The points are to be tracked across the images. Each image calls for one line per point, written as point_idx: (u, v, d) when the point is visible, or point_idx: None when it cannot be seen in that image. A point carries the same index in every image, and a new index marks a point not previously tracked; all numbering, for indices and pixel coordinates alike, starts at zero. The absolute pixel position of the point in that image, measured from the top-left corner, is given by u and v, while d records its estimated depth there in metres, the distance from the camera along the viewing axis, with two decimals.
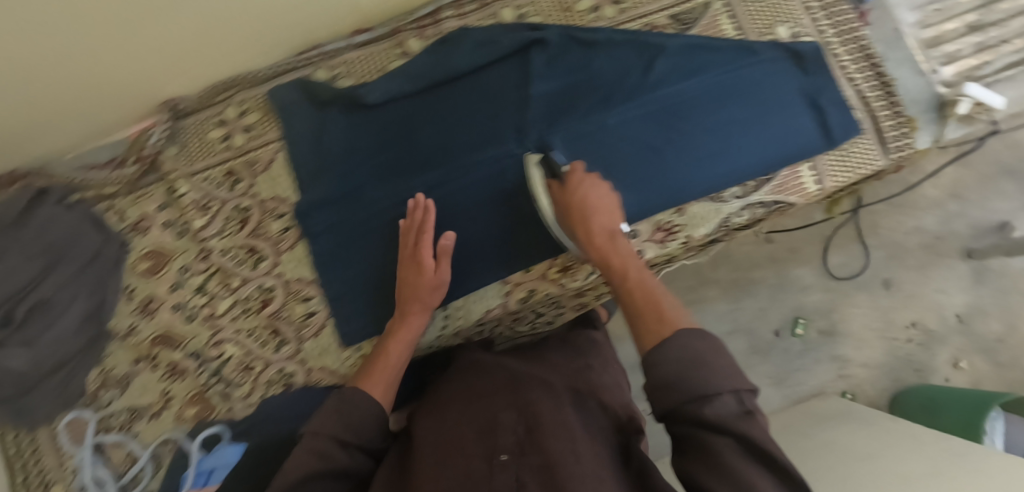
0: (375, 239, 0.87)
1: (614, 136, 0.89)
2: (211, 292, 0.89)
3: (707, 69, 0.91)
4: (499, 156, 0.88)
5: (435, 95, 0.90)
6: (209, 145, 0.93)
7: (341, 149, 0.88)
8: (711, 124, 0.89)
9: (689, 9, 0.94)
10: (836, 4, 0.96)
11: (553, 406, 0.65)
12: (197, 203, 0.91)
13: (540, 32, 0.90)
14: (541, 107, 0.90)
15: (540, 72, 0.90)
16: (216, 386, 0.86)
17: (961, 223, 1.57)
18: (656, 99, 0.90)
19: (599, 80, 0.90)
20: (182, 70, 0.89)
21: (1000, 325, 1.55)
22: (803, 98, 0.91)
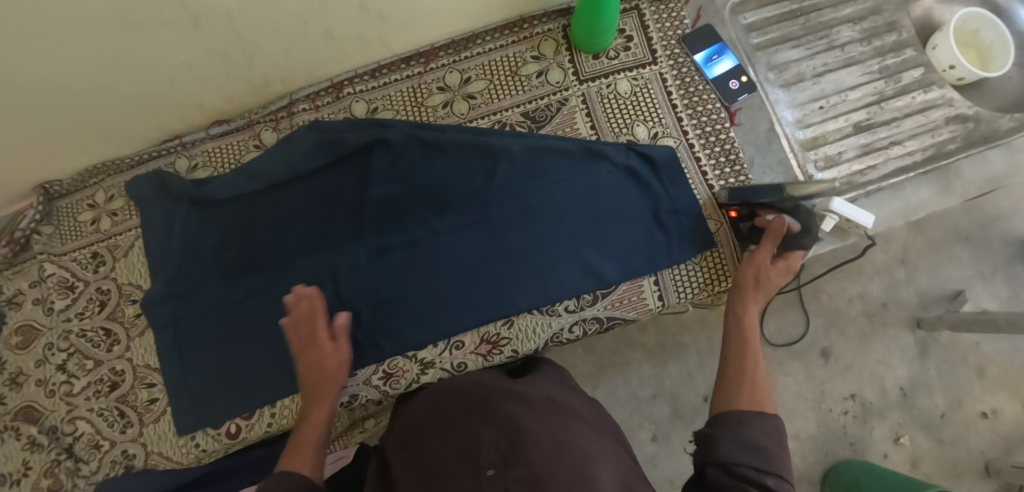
0: (214, 334, 0.90)
1: (448, 243, 0.88)
2: (70, 371, 0.94)
3: (550, 176, 0.88)
4: (333, 260, 0.89)
5: (280, 192, 0.91)
6: (78, 227, 0.98)
7: (183, 246, 0.92)
8: (550, 235, 0.87)
9: (543, 106, 0.92)
10: (703, 102, 0.91)
11: (535, 419, 0.63)
12: (61, 282, 0.97)
13: (383, 131, 0.88)
14: (377, 210, 0.89)
15: (380, 175, 0.89)
16: (65, 462, 0.92)
17: (909, 290, 1.39)
18: (496, 206, 0.88)
19: (439, 185, 0.89)
20: (52, 160, 0.95)
21: (952, 403, 1.34)
22: (652, 207, 0.87)
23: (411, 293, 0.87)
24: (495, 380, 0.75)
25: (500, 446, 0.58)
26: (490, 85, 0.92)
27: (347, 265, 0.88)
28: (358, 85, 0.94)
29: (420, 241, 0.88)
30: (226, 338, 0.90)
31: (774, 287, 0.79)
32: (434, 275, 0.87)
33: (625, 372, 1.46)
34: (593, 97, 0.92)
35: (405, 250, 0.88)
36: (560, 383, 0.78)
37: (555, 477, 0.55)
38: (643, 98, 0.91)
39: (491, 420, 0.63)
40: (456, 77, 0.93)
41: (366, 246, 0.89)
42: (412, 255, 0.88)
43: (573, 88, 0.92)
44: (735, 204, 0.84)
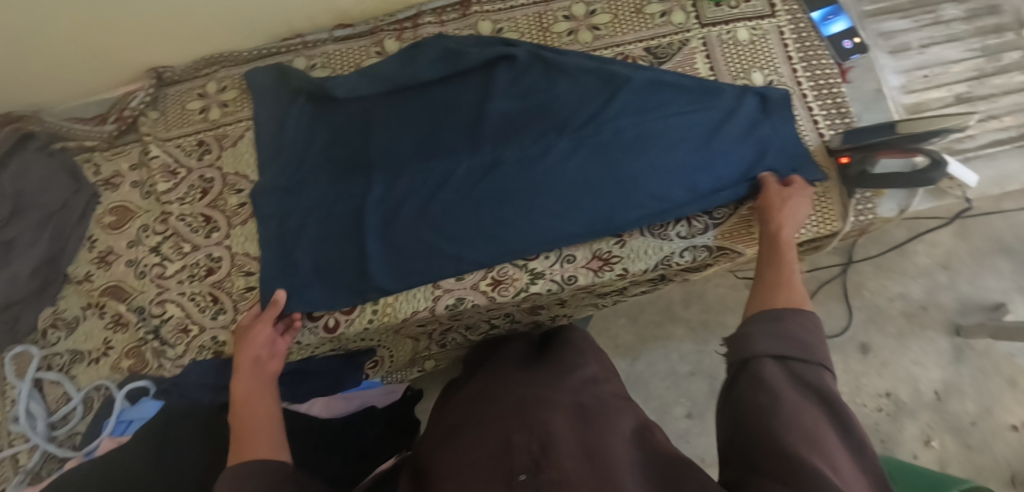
0: (315, 230, 0.88)
1: (563, 162, 0.85)
2: (164, 254, 0.93)
3: (668, 108, 0.86)
4: (442, 169, 0.87)
5: (396, 98, 0.90)
6: (186, 115, 0.98)
7: (297, 141, 0.92)
8: (666, 166, 0.84)
9: (665, 44, 0.95)
10: (818, 57, 0.94)
11: (572, 427, 0.59)
12: (165, 167, 0.95)
13: (509, 48, 0.89)
14: (493, 123, 0.87)
15: (501, 89, 0.88)
16: (152, 342, 0.91)
17: (948, 296, 1.36)
18: (610, 131, 0.85)
19: (555, 108, 0.87)
20: (170, 44, 0.95)
21: (986, 411, 1.29)
22: (769, 145, 0.87)
23: (522, 205, 0.85)
24: (523, 385, 0.71)
25: (532, 451, 0.54)
26: (614, 19, 0.96)
27: (459, 176, 0.86)
28: (485, 5, 0.97)
29: (534, 157, 0.86)
30: (327, 235, 0.87)
31: (794, 215, 0.78)
32: (547, 190, 0.85)
33: (666, 346, 1.46)
34: (714, 41, 0.95)
35: (520, 164, 0.86)
36: (592, 381, 0.74)
37: (590, 479, 0.51)
38: (760, 47, 0.95)
39: (523, 426, 0.59)
40: (581, 8, 0.96)
41: (480, 159, 0.87)
42: (524, 170, 0.85)
43: (695, 30, 0.95)
44: (849, 150, 0.86)
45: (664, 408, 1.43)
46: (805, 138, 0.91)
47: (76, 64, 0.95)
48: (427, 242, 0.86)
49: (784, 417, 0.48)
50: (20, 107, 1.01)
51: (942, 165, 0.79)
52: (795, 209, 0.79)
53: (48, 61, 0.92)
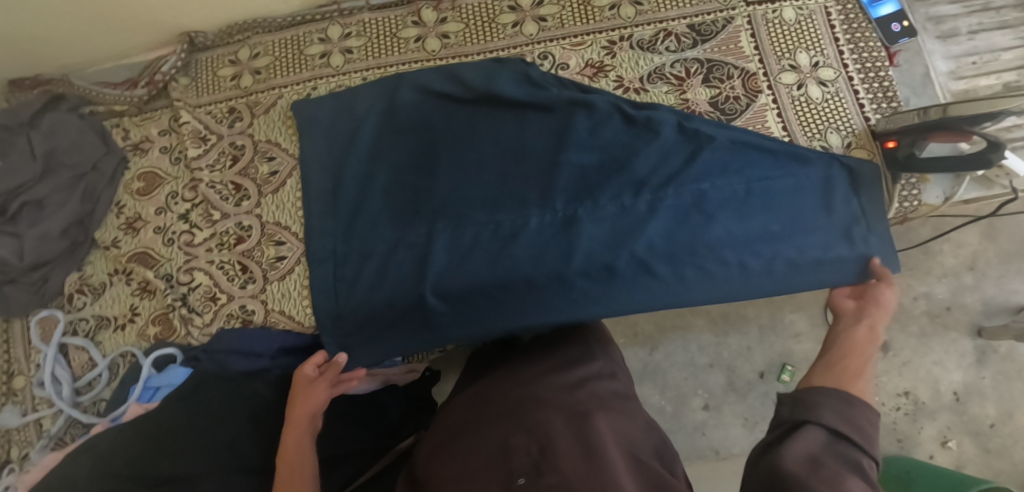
0: (374, 268, 0.86)
1: (642, 225, 0.85)
2: (193, 222, 0.92)
3: (749, 174, 0.86)
4: (515, 221, 0.86)
5: (467, 140, 0.89)
6: (217, 81, 0.96)
7: (360, 175, 0.88)
8: (740, 237, 0.85)
9: (710, 21, 0.92)
10: (865, 40, 0.92)
11: (570, 423, 0.60)
12: (195, 133, 0.94)
13: (588, 96, 0.87)
14: (569, 177, 0.87)
15: (579, 141, 0.87)
16: (179, 309, 0.89)
17: (974, 296, 1.25)
18: (688, 195, 0.86)
19: (634, 167, 0.86)
20: (205, 6, 0.92)
21: (1007, 415, 1.20)
22: (846, 222, 0.85)
23: (593, 262, 0.84)
24: (528, 379, 0.71)
25: (532, 455, 0.56)
26: None
27: (530, 229, 0.86)
28: None
29: (610, 217, 0.86)
30: (389, 273, 0.86)
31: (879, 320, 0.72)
32: (620, 250, 0.84)
33: (686, 337, 1.30)
34: (759, 20, 0.93)
35: (597, 222, 0.85)
36: (594, 366, 0.74)
37: (588, 478, 0.52)
38: (806, 27, 0.92)
39: (520, 427, 0.60)
40: None
41: (553, 213, 0.86)
42: (600, 227, 0.85)
43: (740, 8, 0.93)
44: (896, 134, 0.84)
45: (681, 398, 1.28)
46: (850, 121, 0.89)
47: (112, 22, 0.92)
48: (493, 298, 0.84)
49: (823, 472, 0.45)
50: (50, 69, 0.99)
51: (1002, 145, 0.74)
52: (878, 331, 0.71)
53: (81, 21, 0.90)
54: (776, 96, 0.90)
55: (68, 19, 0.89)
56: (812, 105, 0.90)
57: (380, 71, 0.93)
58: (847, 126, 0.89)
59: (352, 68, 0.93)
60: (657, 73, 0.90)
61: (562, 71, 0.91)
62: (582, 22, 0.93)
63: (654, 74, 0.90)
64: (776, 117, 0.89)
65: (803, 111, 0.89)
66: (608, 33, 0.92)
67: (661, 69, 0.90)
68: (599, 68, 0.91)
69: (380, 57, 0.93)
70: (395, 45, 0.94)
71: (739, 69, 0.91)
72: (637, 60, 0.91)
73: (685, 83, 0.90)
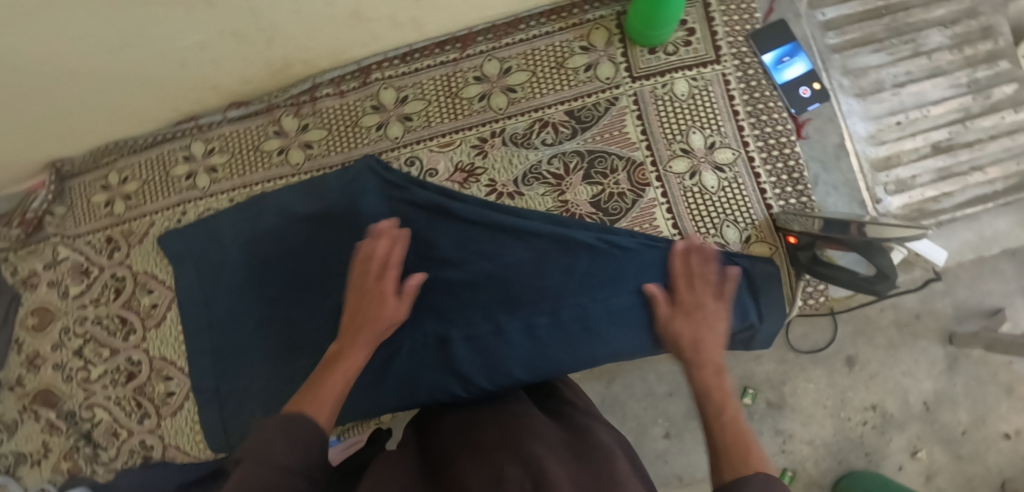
0: (256, 407, 0.83)
1: (517, 347, 0.79)
2: (86, 357, 0.92)
3: (635, 282, 0.78)
4: (388, 348, 0.81)
5: (325, 263, 0.83)
6: (92, 209, 0.94)
7: (226, 313, 0.85)
8: (621, 350, 0.78)
9: (590, 104, 0.83)
10: (769, 111, 0.81)
11: (563, 463, 0.53)
12: (76, 266, 0.93)
13: (449, 202, 0.81)
14: (440, 293, 0.81)
15: (444, 256, 0.81)
16: (85, 448, 0.91)
17: (945, 302, 1.03)
18: (565, 307, 0.79)
19: (506, 278, 0.80)
20: (60, 140, 0.88)
21: (981, 420, 1.02)
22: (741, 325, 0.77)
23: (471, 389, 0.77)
24: (525, 416, 0.66)
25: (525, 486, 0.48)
26: (532, 77, 0.84)
27: (403, 352, 0.81)
28: (387, 70, 0.86)
29: (485, 337, 0.80)
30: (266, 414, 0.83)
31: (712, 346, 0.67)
32: (497, 376, 0.77)
33: (643, 369, 1.11)
34: (646, 98, 0.83)
35: (471, 343, 0.80)
36: (586, 415, 0.68)
37: None
38: (700, 101, 0.82)
39: (517, 458, 0.54)
40: (494, 66, 0.85)
41: (425, 332, 0.81)
42: (474, 350, 0.79)
43: (624, 85, 0.83)
44: (796, 232, 0.75)
45: (640, 428, 1.11)
46: (750, 211, 0.80)
47: None
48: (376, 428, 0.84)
49: None
50: None
51: (893, 283, 0.68)
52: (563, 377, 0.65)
53: None
54: (666, 189, 0.81)
55: None
56: (706, 195, 0.81)
57: (246, 190, 0.88)
58: (746, 218, 0.80)
59: (218, 189, 0.89)
60: (533, 172, 0.83)
61: (431, 176, 0.85)
62: (449, 119, 0.84)
63: (530, 174, 0.82)
64: (665, 213, 0.81)
65: (696, 205, 0.81)
66: (478, 128, 0.84)
67: (537, 167, 0.82)
68: (469, 172, 0.83)
69: (245, 174, 0.89)
70: (259, 160, 0.88)
71: (625, 159, 0.82)
72: (510, 158, 0.83)
73: (563, 182, 0.82)
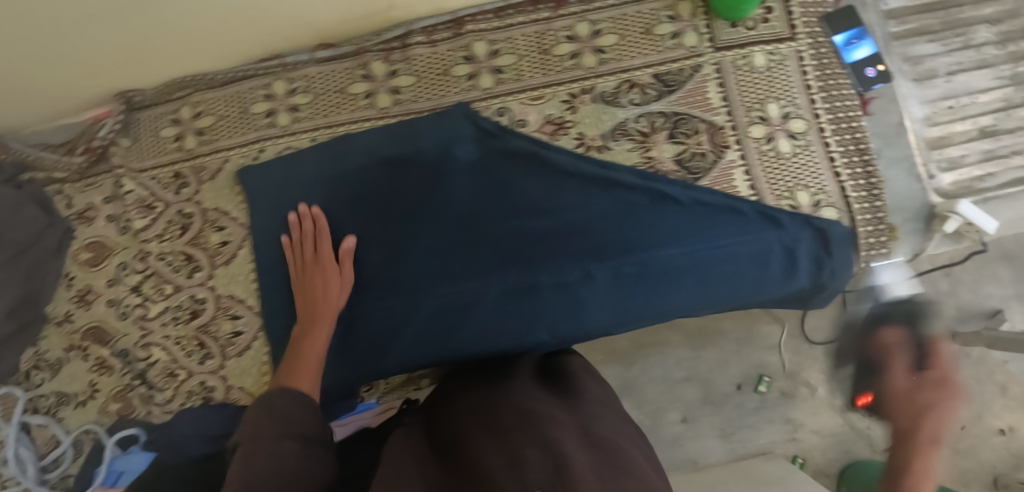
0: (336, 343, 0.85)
1: (604, 295, 0.83)
2: (145, 294, 0.89)
3: (717, 238, 0.84)
4: (476, 291, 0.83)
5: (417, 206, 0.85)
6: (159, 143, 0.91)
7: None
8: (702, 299, 0.84)
9: (676, 69, 0.88)
10: (839, 87, 0.87)
11: (581, 450, 0.51)
12: (141, 200, 0.91)
13: (542, 153, 0.84)
14: (531, 241, 0.84)
15: (535, 205, 0.84)
16: (139, 388, 0.88)
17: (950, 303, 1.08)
18: (648, 260, 0.84)
19: (591, 230, 0.84)
20: (141, 68, 0.86)
21: (978, 416, 1.07)
22: (809, 280, 0.84)
23: (557, 334, 0.83)
24: (533, 395, 0.63)
25: (546, 474, 0.46)
26: (621, 40, 0.88)
27: (494, 296, 0.83)
28: (481, 23, 0.88)
29: (573, 283, 0.83)
30: (352, 350, 0.84)
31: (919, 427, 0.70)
32: (581, 320, 0.83)
33: (662, 352, 1.13)
34: (728, 68, 0.88)
35: (559, 289, 0.84)
36: (592, 391, 0.67)
37: None
38: (777, 74, 0.88)
39: (534, 442, 0.51)
40: (585, 28, 0.88)
41: (514, 279, 0.84)
42: (563, 296, 0.83)
43: (708, 54, 0.88)
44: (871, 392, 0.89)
45: (657, 412, 1.12)
46: (820, 178, 0.86)
47: (51, 90, 0.86)
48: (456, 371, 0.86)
49: None
50: None
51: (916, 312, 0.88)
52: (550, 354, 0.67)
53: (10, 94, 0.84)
54: (745, 153, 0.86)
55: None
56: (781, 160, 0.86)
57: (329, 131, 0.88)
58: (817, 184, 0.86)
59: (300, 129, 0.89)
60: (621, 129, 0.86)
61: (521, 128, 0.87)
62: (540, 74, 0.87)
63: (617, 131, 0.86)
64: (744, 175, 0.86)
65: (772, 169, 0.86)
66: (568, 85, 0.87)
67: (624, 125, 0.86)
68: (559, 124, 0.86)
69: (329, 115, 0.88)
70: (345, 102, 0.88)
71: (707, 122, 0.87)
72: (599, 115, 0.86)
73: (649, 139, 0.86)
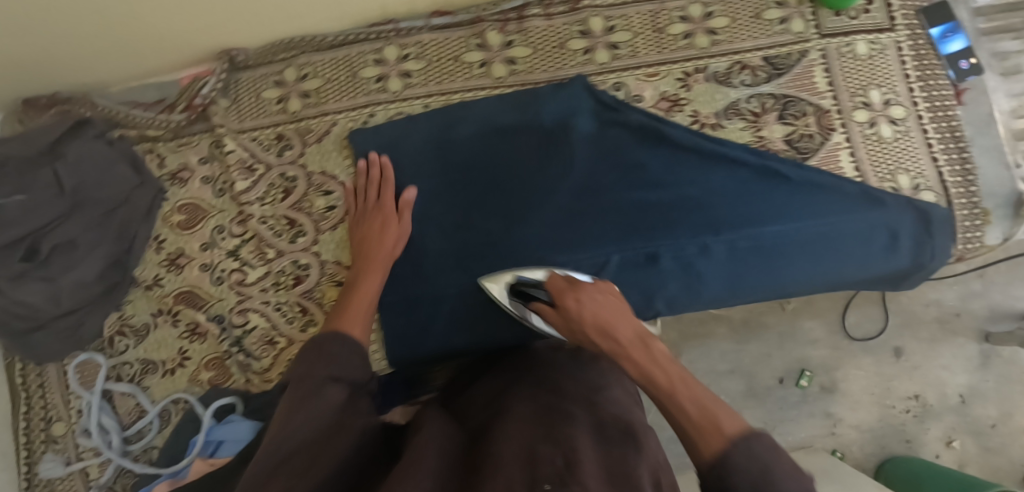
0: (451, 311, 0.84)
1: (718, 268, 0.85)
2: (244, 258, 0.86)
3: (826, 214, 0.86)
4: (594, 260, 0.84)
5: (534, 175, 0.85)
6: (261, 104, 0.89)
7: (420, 217, 0.85)
8: (811, 273, 0.86)
9: (784, 53, 0.90)
10: (936, 77, 0.91)
11: (596, 449, 0.49)
12: (242, 162, 0.88)
13: (660, 126, 0.85)
14: (649, 213, 0.85)
15: (651, 178, 0.85)
16: (236, 356, 0.84)
17: (982, 303, 1.13)
18: (762, 234, 0.85)
19: (706, 203, 0.85)
20: (253, 24, 0.84)
21: (1007, 415, 1.11)
22: (908, 259, 0.87)
23: (673, 303, 0.86)
24: (555, 389, 0.61)
25: (557, 464, 0.44)
26: (732, 23, 0.90)
27: (612, 265, 0.84)
28: None
29: (689, 255, 0.85)
30: (471, 318, 0.84)
31: None
32: (697, 290, 0.85)
33: (707, 344, 1.15)
34: (832, 54, 0.91)
35: (676, 260, 0.85)
36: (609, 384, 0.65)
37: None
38: (878, 62, 0.91)
39: (547, 436, 0.49)
40: (698, 9, 0.90)
41: (634, 250, 0.84)
42: (679, 266, 0.85)
43: (814, 41, 0.91)
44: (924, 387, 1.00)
45: None
46: (919, 163, 0.89)
47: (157, 41, 0.83)
48: None
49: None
50: (64, 87, 0.89)
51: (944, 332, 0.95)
52: (591, 293, 0.67)
53: (113, 40, 0.81)
54: (849, 136, 0.89)
55: (99, 38, 0.79)
56: (883, 144, 0.89)
57: (443, 98, 0.88)
58: (917, 169, 0.89)
59: (412, 95, 0.88)
60: (733, 109, 0.88)
61: (636, 103, 0.88)
62: (655, 52, 0.89)
63: (730, 110, 0.88)
64: (849, 157, 0.88)
65: (875, 151, 0.89)
66: (682, 63, 0.89)
67: (736, 104, 0.88)
68: (674, 101, 0.88)
69: (442, 82, 0.88)
70: (459, 70, 0.88)
71: (813, 105, 0.89)
72: (712, 94, 0.88)
73: (760, 120, 0.88)
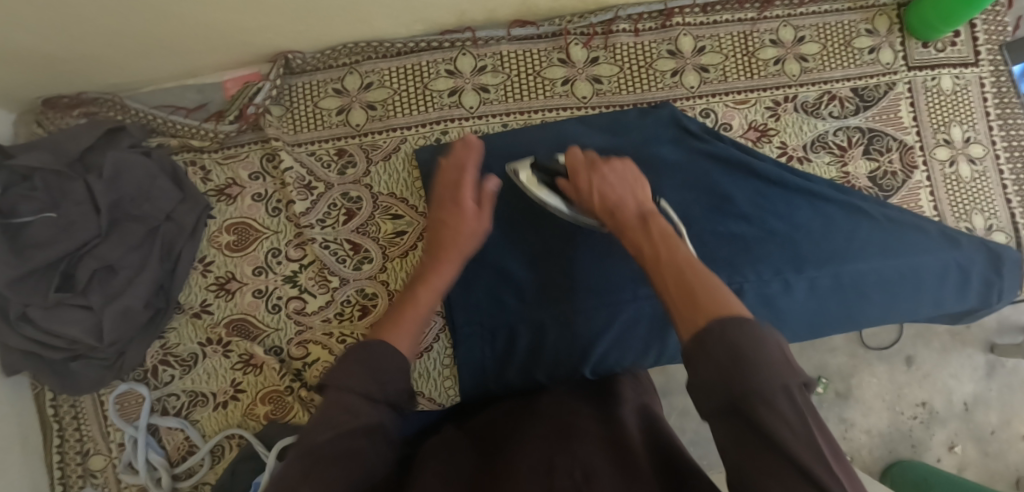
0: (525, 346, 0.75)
1: (802, 307, 0.79)
2: (302, 285, 0.79)
3: (908, 253, 0.81)
4: None
5: None
6: (320, 115, 0.81)
7: (498, 245, 0.78)
8: (889, 313, 0.81)
9: (872, 85, 0.87)
10: (1015, 116, 0.90)
11: (617, 460, 0.46)
12: (299, 179, 0.79)
13: (751, 160, 0.81)
14: (733, 247, 0.78)
15: (738, 209, 0.80)
16: (297, 391, 0.78)
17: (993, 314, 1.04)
18: (847, 272, 0.79)
19: (790, 236, 0.79)
20: (320, 31, 0.76)
21: (1007, 420, 1.02)
22: (977, 298, 0.83)
23: None
24: (571, 407, 0.58)
25: (575, 478, 0.42)
26: (824, 50, 0.86)
27: None
28: (689, 17, 0.85)
29: (773, 293, 0.77)
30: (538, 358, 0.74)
31: None
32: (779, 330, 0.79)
33: None
34: (919, 88, 0.88)
35: (761, 299, 0.77)
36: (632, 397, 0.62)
37: None
38: (961, 98, 0.89)
39: (564, 449, 0.47)
40: (790, 33, 0.86)
41: None
42: (762, 304, 0.77)
43: (902, 72, 0.88)
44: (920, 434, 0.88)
45: None
46: (993, 203, 0.88)
47: (210, 45, 0.74)
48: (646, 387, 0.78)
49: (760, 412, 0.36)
50: (90, 87, 0.79)
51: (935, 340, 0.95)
52: (612, 176, 0.67)
53: (162, 44, 0.71)
54: (930, 174, 0.87)
55: (146, 41, 0.70)
56: (961, 183, 0.88)
57: (522, 117, 0.82)
58: (990, 209, 0.88)
59: (487, 112, 0.82)
60: (820, 141, 0.85)
61: (724, 131, 0.84)
62: (744, 77, 0.85)
63: (817, 142, 0.85)
64: (928, 196, 0.87)
65: (953, 192, 0.88)
66: (773, 91, 0.85)
67: (824, 137, 0.85)
68: (763, 131, 0.84)
69: (521, 100, 0.82)
70: (540, 87, 0.82)
71: (898, 141, 0.87)
72: (801, 125, 0.85)
73: (846, 154, 0.85)
